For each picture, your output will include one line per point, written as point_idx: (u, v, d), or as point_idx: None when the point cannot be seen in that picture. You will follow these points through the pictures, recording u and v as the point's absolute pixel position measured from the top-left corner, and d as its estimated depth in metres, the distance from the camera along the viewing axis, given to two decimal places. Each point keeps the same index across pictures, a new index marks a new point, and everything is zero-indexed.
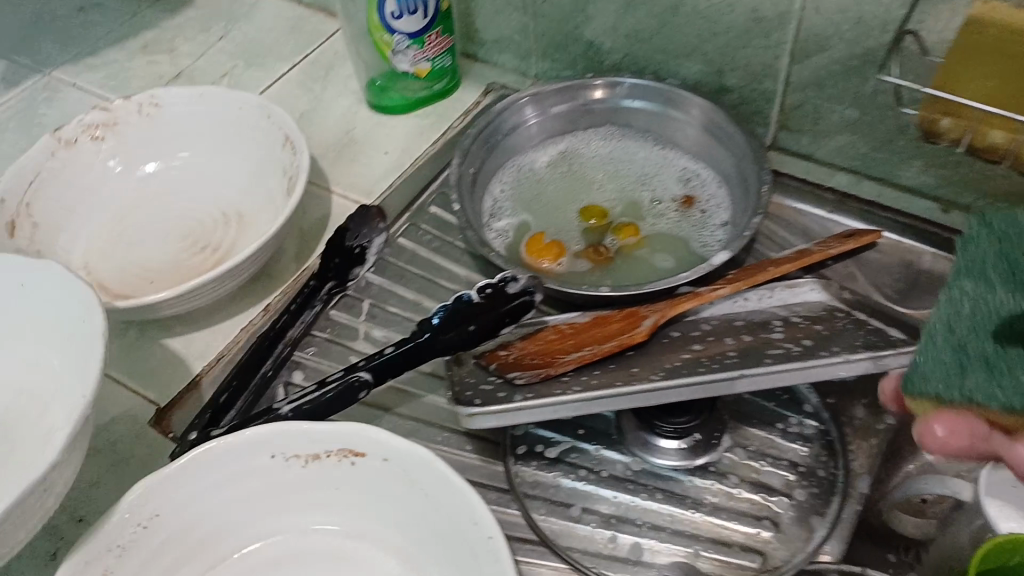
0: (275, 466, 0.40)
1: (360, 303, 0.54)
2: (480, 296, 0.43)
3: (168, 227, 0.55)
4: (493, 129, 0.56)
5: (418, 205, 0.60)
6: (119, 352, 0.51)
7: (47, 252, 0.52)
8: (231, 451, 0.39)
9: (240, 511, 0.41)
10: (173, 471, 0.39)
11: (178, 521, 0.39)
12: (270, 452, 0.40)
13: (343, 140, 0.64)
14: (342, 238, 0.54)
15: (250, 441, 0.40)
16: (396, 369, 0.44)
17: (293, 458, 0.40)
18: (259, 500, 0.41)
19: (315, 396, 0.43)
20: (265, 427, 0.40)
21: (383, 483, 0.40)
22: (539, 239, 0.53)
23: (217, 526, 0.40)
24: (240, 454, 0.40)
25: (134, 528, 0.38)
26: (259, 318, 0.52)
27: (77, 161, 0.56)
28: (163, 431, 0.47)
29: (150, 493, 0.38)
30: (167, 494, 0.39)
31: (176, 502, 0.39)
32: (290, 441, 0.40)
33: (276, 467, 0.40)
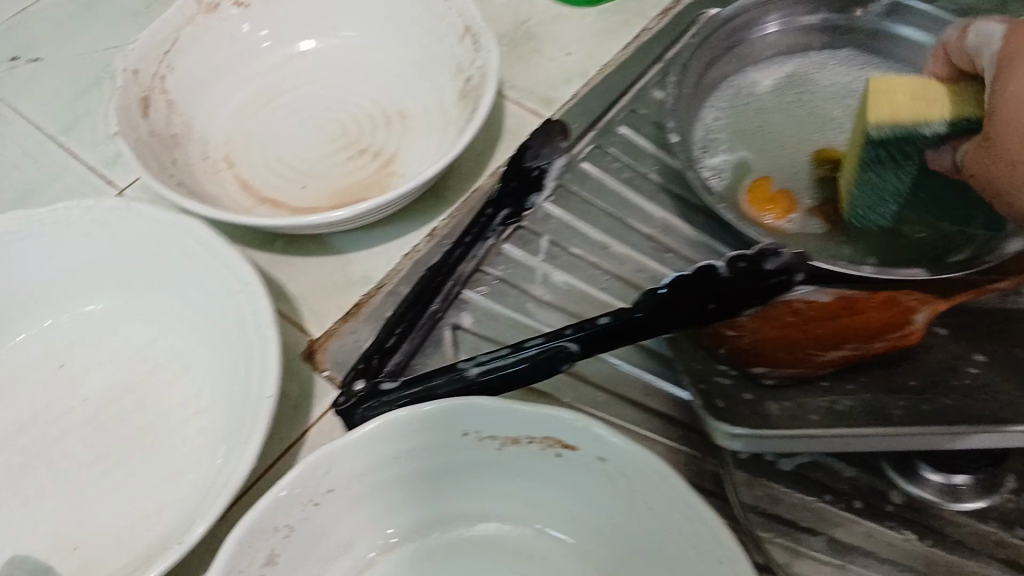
0: (464, 441, 0.33)
1: (537, 240, 0.45)
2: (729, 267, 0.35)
3: (320, 118, 0.47)
4: (723, 38, 0.47)
5: (605, 123, 0.49)
6: (264, 266, 0.44)
7: (183, 137, 0.45)
8: (415, 423, 0.32)
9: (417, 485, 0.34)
10: (345, 446, 0.31)
11: (347, 499, 0.33)
12: (461, 428, 0.32)
13: (517, 33, 0.54)
14: (520, 158, 0.46)
15: (440, 415, 0.32)
16: (609, 341, 0.35)
17: (488, 436, 0.33)
18: (440, 474, 0.34)
19: (508, 361, 0.35)
20: (457, 401, 0.32)
21: (599, 485, 0.32)
22: (765, 185, 0.44)
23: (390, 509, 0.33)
24: (425, 427, 0.32)
25: (301, 508, 0.31)
26: (425, 245, 0.44)
27: (218, 30, 0.48)
28: (315, 369, 0.40)
29: (315, 472, 0.31)
30: (340, 469, 0.32)
31: (348, 477, 0.32)
32: (485, 420, 0.32)
33: (466, 443, 0.33)
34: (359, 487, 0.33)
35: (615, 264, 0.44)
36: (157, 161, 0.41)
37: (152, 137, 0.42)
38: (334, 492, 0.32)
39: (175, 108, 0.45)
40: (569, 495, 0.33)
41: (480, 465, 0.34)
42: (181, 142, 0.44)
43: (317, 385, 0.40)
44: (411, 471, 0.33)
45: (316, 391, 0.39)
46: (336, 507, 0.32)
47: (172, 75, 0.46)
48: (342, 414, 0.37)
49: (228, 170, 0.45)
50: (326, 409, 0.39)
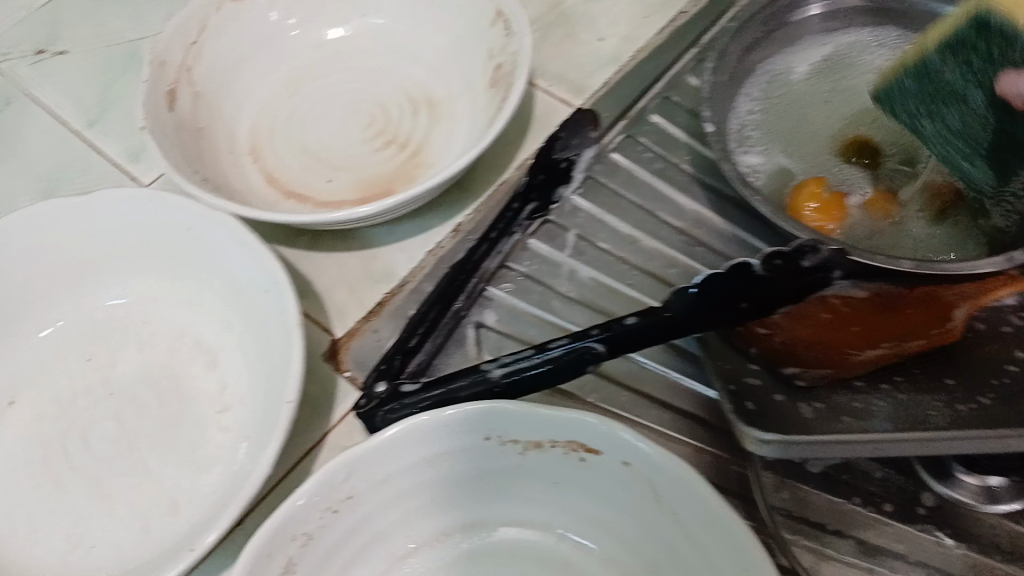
0: (487, 447, 0.32)
1: (564, 235, 0.43)
2: (761, 269, 0.34)
3: (347, 108, 0.47)
4: (764, 21, 0.45)
5: (637, 112, 0.48)
6: (289, 260, 0.43)
7: (209, 128, 0.44)
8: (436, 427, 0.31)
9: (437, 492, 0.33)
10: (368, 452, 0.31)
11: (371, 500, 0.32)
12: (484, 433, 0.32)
13: (550, 16, 0.52)
14: (547, 150, 0.45)
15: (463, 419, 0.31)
16: (635, 342, 0.34)
17: (510, 442, 0.32)
18: (460, 482, 0.33)
19: (533, 363, 0.34)
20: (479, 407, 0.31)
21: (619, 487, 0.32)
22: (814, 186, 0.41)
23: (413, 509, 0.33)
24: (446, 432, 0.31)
25: (323, 512, 0.31)
26: (449, 240, 0.44)
27: (247, 17, 0.48)
28: (337, 366, 0.40)
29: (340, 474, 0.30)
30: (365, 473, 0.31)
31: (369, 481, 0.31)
32: (507, 427, 0.31)
33: (488, 450, 0.32)
34: (379, 494, 0.32)
35: (645, 261, 0.43)
36: (184, 154, 0.41)
37: (179, 129, 0.42)
38: (354, 499, 0.31)
39: (201, 99, 0.45)
40: (592, 505, 0.33)
41: (502, 471, 0.33)
42: (207, 134, 0.44)
43: (339, 381, 0.39)
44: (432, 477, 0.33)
45: (339, 389, 0.39)
46: (355, 515, 0.32)
47: (199, 66, 0.45)
48: (365, 416, 0.37)
49: (252, 161, 0.44)
50: (345, 408, 0.38)
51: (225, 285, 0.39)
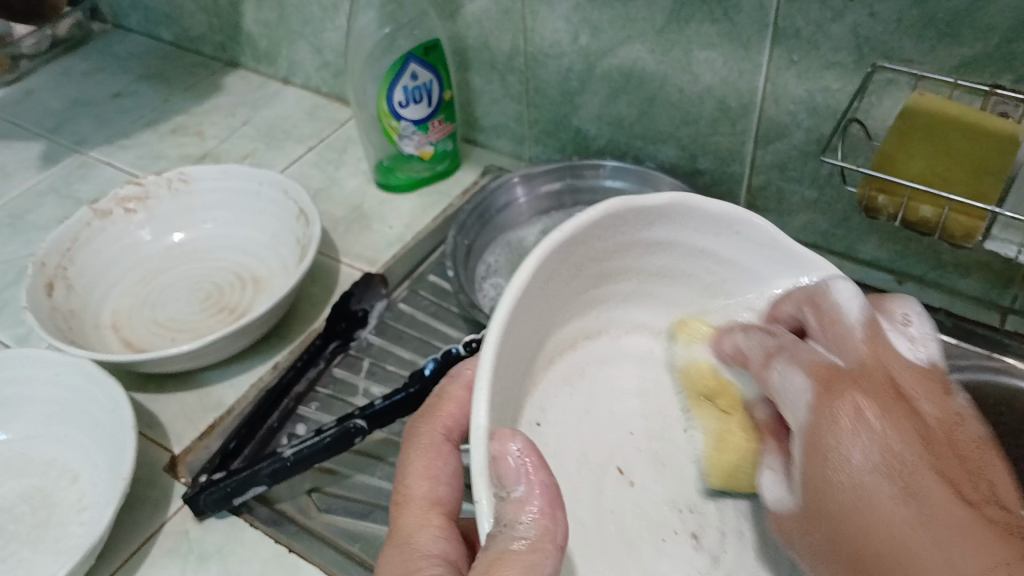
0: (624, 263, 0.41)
1: (360, 362, 0.57)
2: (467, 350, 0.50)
3: (191, 289, 0.62)
4: (477, 211, 0.64)
5: (418, 274, 0.64)
6: (140, 402, 0.56)
7: (79, 311, 0.58)
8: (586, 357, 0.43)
9: (641, 352, 0.44)
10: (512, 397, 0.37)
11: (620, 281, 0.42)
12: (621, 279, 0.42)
13: (352, 215, 0.70)
14: (346, 302, 0.59)
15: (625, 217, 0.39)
16: (388, 417, 0.49)
17: (659, 269, 0.42)
18: (655, 281, 0.43)
19: (313, 441, 0.48)
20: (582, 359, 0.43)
21: (626, 260, 0.41)
22: None
23: (648, 280, 0.43)
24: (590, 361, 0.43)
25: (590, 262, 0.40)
26: (268, 375, 0.57)
27: (110, 230, 0.63)
28: (175, 475, 0.52)
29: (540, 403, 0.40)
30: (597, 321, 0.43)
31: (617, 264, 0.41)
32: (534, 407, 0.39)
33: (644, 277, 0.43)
34: (591, 341, 0.44)
35: None
36: (56, 328, 0.55)
37: (53, 312, 0.56)
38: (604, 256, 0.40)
39: (73, 290, 0.59)
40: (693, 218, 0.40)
41: (627, 304, 0.44)
42: (77, 315, 0.58)
43: (175, 486, 0.51)
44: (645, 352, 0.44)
45: (175, 490, 0.51)
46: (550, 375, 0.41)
47: (72, 266, 0.60)
48: (191, 502, 0.48)
49: (114, 334, 0.59)
50: (179, 504, 0.51)
51: (85, 419, 0.53)
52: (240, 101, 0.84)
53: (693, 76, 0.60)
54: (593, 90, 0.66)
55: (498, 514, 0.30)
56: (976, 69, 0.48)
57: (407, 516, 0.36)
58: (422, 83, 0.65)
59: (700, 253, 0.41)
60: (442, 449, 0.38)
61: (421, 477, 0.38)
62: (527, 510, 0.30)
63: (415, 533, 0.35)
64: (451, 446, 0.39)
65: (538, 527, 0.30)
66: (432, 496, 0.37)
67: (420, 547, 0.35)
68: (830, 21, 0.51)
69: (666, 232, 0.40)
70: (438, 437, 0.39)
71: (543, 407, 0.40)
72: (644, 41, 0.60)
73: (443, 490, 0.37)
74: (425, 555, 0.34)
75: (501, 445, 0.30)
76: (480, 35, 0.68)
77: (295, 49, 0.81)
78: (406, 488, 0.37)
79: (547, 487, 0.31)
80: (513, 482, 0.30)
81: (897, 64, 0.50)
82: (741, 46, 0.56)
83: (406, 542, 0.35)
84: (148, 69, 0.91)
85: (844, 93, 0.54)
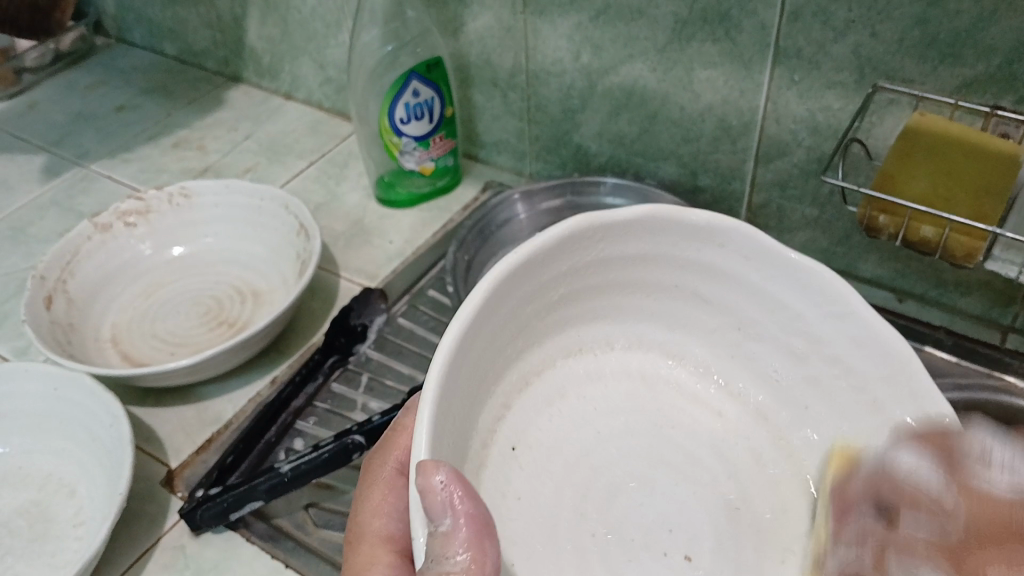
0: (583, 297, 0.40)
1: (359, 377, 0.57)
2: None
3: (190, 304, 0.62)
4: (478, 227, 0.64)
5: (418, 288, 0.64)
6: (137, 416, 0.56)
7: (79, 325, 0.58)
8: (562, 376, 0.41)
9: (632, 368, 0.43)
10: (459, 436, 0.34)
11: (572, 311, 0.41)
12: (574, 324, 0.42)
13: (353, 230, 0.70)
14: (345, 316, 0.59)
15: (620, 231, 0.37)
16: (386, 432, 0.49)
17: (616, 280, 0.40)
18: (622, 293, 0.41)
19: (311, 457, 0.48)
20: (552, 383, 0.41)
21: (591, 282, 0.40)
22: None
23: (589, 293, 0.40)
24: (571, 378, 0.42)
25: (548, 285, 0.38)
26: (267, 390, 0.57)
27: (111, 243, 0.63)
28: (171, 490, 0.52)
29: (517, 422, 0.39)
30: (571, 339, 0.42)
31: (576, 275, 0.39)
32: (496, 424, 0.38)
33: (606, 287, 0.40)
34: (573, 358, 0.42)
35: None
36: (55, 341, 0.55)
37: (52, 325, 0.56)
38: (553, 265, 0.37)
39: (73, 303, 0.59)
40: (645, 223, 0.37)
41: (612, 318, 0.42)
42: (76, 328, 0.58)
43: (172, 500, 0.51)
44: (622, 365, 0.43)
45: (171, 505, 0.51)
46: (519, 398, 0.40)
47: (72, 280, 0.60)
48: (188, 517, 0.48)
49: (113, 347, 0.58)
50: (176, 519, 0.50)
51: (82, 432, 0.52)
52: (242, 116, 0.84)
53: (694, 95, 0.60)
54: (594, 108, 0.66)
55: (428, 548, 0.29)
56: (976, 90, 0.49)
57: (360, 552, 0.37)
58: (424, 99, 0.65)
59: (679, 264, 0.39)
60: (393, 478, 0.39)
61: (372, 514, 0.38)
62: (457, 543, 0.28)
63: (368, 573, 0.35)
64: (404, 478, 0.39)
65: (466, 557, 0.28)
66: (387, 532, 0.37)
67: None
68: (831, 41, 0.51)
69: (624, 245, 0.38)
70: (392, 472, 0.39)
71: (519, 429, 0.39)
72: (645, 59, 0.60)
73: (394, 527, 0.38)
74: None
75: (425, 477, 0.28)
76: (482, 52, 0.69)
77: (297, 64, 0.81)
78: (363, 528, 0.38)
79: (475, 516, 0.29)
80: (439, 514, 0.28)
81: (899, 84, 0.51)
82: (742, 65, 0.56)
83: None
84: (151, 83, 0.91)
85: (844, 113, 0.54)
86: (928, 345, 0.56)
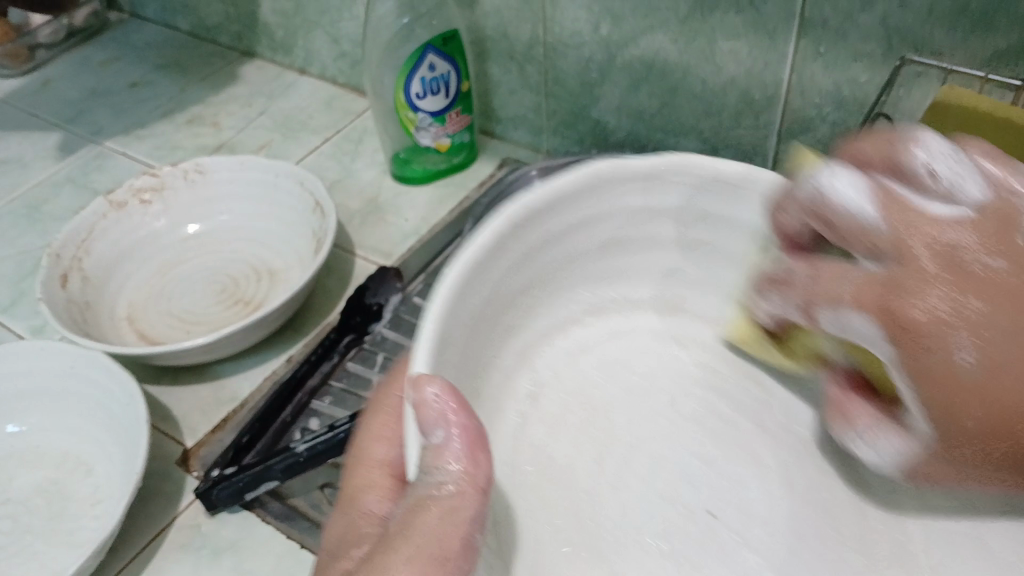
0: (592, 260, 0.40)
1: (374, 356, 0.57)
2: None
3: (206, 281, 0.61)
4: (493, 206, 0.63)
5: (434, 266, 0.63)
6: (154, 395, 0.56)
7: (94, 303, 0.58)
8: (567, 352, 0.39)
9: (650, 326, 0.41)
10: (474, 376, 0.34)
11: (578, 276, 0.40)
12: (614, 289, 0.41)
13: (368, 207, 0.69)
14: (361, 295, 0.58)
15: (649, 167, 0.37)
16: None
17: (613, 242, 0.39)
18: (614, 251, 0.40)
19: (327, 437, 0.47)
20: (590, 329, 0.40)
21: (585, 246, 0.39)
22: None
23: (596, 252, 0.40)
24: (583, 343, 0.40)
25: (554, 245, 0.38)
26: (282, 368, 0.56)
27: (126, 221, 0.63)
28: (188, 469, 0.52)
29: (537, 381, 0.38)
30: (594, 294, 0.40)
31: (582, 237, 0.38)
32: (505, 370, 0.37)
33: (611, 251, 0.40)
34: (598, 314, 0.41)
35: None
36: (71, 320, 0.55)
37: (68, 303, 0.56)
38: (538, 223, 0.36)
39: (89, 281, 0.59)
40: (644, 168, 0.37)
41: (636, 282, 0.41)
42: (92, 306, 0.58)
43: (189, 480, 0.51)
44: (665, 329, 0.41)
45: (189, 484, 0.51)
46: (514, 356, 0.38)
47: (87, 258, 0.60)
48: (204, 496, 0.48)
49: (129, 325, 0.58)
50: (193, 498, 0.50)
51: (99, 411, 0.52)
52: (256, 91, 0.83)
53: (716, 67, 0.58)
54: (613, 81, 0.65)
55: (421, 462, 0.30)
56: (1010, 61, 0.47)
57: (358, 473, 0.37)
58: (440, 73, 0.64)
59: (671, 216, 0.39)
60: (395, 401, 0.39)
61: (378, 440, 0.38)
62: (450, 455, 0.29)
63: (358, 495, 0.36)
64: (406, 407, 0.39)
65: (460, 473, 0.29)
66: (384, 457, 0.37)
67: (360, 508, 0.35)
68: (860, 11, 0.50)
69: (609, 201, 0.38)
70: (399, 399, 0.39)
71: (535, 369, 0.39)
72: (666, 31, 0.59)
73: (394, 454, 0.37)
74: (368, 515, 0.34)
75: (419, 391, 0.30)
76: (499, 25, 0.67)
77: (311, 39, 0.80)
78: (365, 451, 0.38)
79: (467, 430, 0.30)
80: (431, 427, 0.29)
81: (927, 56, 0.49)
82: (766, 36, 0.55)
83: (351, 503, 0.36)
84: (165, 59, 0.91)
85: (872, 85, 0.52)
86: None
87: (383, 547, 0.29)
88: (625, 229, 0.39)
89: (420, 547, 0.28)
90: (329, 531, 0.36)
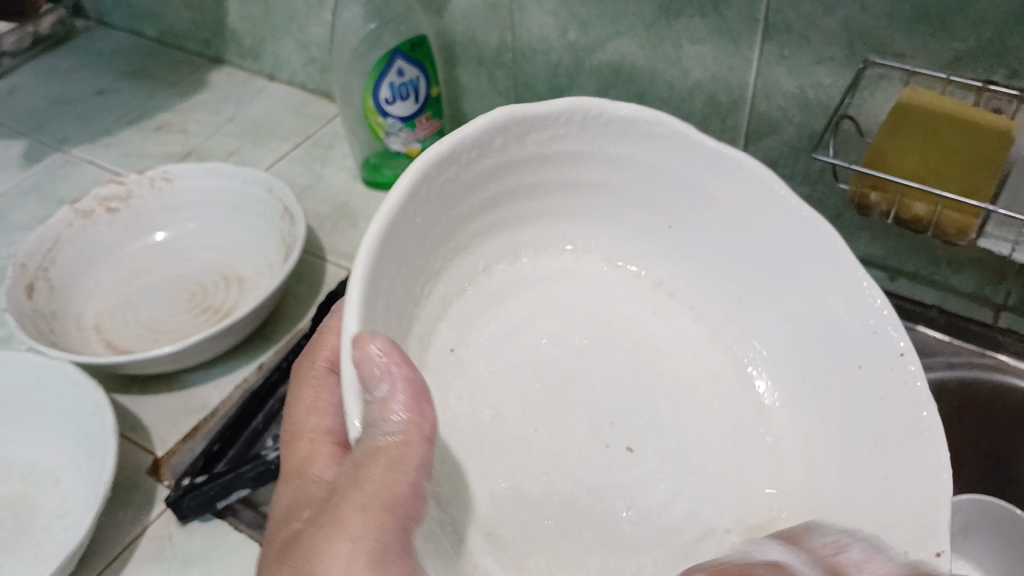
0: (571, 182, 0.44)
1: None
2: None
3: (174, 290, 0.61)
4: None
5: None
6: (122, 405, 0.55)
7: (61, 313, 0.57)
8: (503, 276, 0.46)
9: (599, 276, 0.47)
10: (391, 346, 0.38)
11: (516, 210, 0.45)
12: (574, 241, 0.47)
13: (339, 213, 0.69)
14: (334, 300, 0.58)
15: (601, 124, 0.41)
16: None
17: (562, 183, 0.44)
18: (580, 194, 0.45)
19: None
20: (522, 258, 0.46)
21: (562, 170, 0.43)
22: None
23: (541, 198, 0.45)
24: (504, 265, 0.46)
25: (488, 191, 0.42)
26: (253, 376, 0.56)
27: (92, 229, 0.62)
28: (158, 479, 0.51)
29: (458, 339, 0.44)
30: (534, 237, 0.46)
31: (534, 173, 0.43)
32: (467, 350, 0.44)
33: (572, 183, 0.44)
34: (511, 265, 0.46)
35: None
36: (36, 330, 0.54)
37: (34, 314, 0.55)
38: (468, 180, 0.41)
39: (55, 291, 0.58)
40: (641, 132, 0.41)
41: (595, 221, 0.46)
42: (59, 317, 0.57)
43: (159, 490, 0.51)
44: (596, 276, 0.47)
45: (158, 494, 0.50)
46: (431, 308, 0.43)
47: (53, 267, 0.59)
48: (174, 506, 0.47)
49: (96, 335, 0.58)
50: (163, 508, 0.50)
51: (66, 422, 0.52)
52: (225, 98, 0.83)
53: (683, 72, 0.59)
54: (582, 86, 0.65)
55: (366, 417, 0.32)
56: (969, 65, 0.48)
57: (297, 449, 0.37)
58: (409, 78, 0.64)
59: (625, 169, 0.43)
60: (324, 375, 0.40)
61: (310, 415, 0.38)
62: (394, 407, 0.31)
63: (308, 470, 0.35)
64: (335, 375, 0.40)
65: (404, 424, 0.31)
66: (326, 428, 0.37)
67: (310, 483, 0.35)
68: (821, 15, 0.51)
69: (584, 138, 0.42)
70: (321, 369, 0.40)
71: (461, 337, 0.44)
72: (633, 36, 0.59)
73: (331, 421, 0.38)
74: (316, 481, 0.34)
75: (363, 348, 0.31)
76: (468, 31, 0.68)
77: (280, 45, 0.80)
78: (300, 427, 0.38)
79: (410, 383, 0.32)
80: (376, 381, 0.31)
81: (890, 58, 0.50)
82: (731, 41, 0.55)
83: (295, 476, 0.36)
84: (132, 66, 0.90)
85: (835, 88, 0.53)
86: (920, 324, 0.57)
87: (330, 510, 0.31)
88: (586, 179, 0.44)
89: (372, 486, 0.30)
90: (274, 503, 0.36)
